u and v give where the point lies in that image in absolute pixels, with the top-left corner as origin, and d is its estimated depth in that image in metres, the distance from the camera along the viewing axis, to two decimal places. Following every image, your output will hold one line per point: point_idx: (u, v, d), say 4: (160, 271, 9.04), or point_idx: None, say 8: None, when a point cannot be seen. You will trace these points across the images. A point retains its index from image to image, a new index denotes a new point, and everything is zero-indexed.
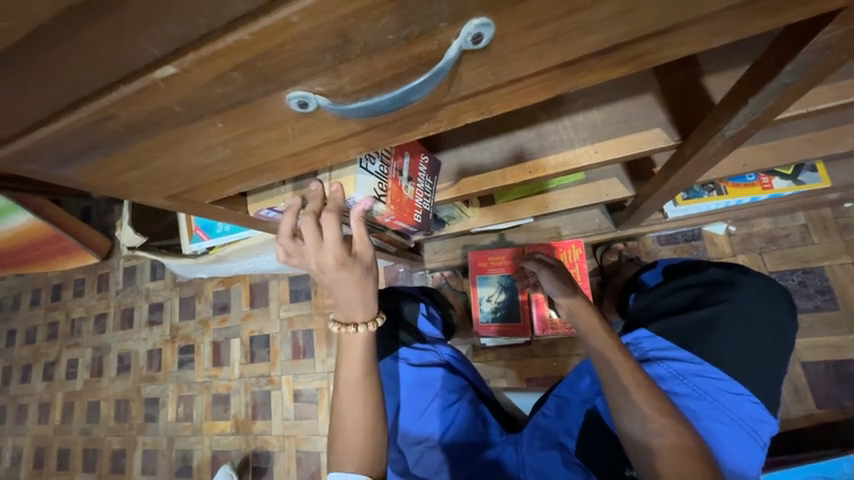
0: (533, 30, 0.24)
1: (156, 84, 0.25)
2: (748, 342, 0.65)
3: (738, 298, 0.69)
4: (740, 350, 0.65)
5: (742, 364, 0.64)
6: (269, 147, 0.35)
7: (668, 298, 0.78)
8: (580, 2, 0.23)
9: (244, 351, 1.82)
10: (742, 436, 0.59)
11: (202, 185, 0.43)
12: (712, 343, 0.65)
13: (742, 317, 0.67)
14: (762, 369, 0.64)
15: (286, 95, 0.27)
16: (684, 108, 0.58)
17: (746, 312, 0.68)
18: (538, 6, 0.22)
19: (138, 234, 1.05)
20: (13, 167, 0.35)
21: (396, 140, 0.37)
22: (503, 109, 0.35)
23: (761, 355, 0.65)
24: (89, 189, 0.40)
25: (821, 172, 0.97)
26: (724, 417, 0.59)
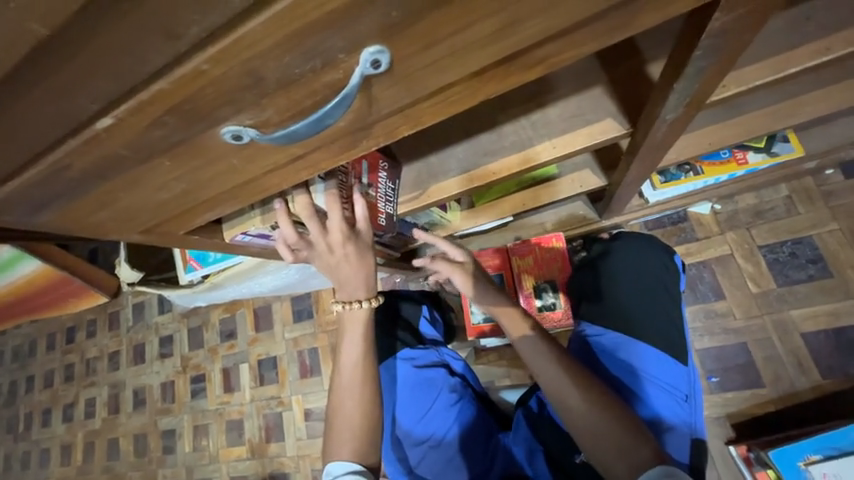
0: (429, 49, 0.27)
1: (99, 134, 0.28)
2: (655, 313, 0.80)
3: (648, 280, 0.84)
4: (647, 322, 0.80)
5: (650, 333, 0.78)
6: (221, 178, 0.37)
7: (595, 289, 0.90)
8: (462, 22, 0.25)
9: (253, 375, 1.85)
10: (665, 395, 0.73)
11: (171, 217, 0.46)
12: (626, 321, 0.80)
13: (644, 293, 0.83)
14: (667, 329, 0.79)
15: (221, 130, 0.29)
16: (630, 96, 0.60)
17: (641, 288, 0.83)
18: (425, 29, 0.25)
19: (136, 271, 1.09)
20: None
21: (342, 159, 0.40)
22: (434, 118, 0.37)
23: (666, 322, 0.80)
24: (66, 233, 0.43)
25: (793, 141, 0.98)
26: (648, 383, 0.74)
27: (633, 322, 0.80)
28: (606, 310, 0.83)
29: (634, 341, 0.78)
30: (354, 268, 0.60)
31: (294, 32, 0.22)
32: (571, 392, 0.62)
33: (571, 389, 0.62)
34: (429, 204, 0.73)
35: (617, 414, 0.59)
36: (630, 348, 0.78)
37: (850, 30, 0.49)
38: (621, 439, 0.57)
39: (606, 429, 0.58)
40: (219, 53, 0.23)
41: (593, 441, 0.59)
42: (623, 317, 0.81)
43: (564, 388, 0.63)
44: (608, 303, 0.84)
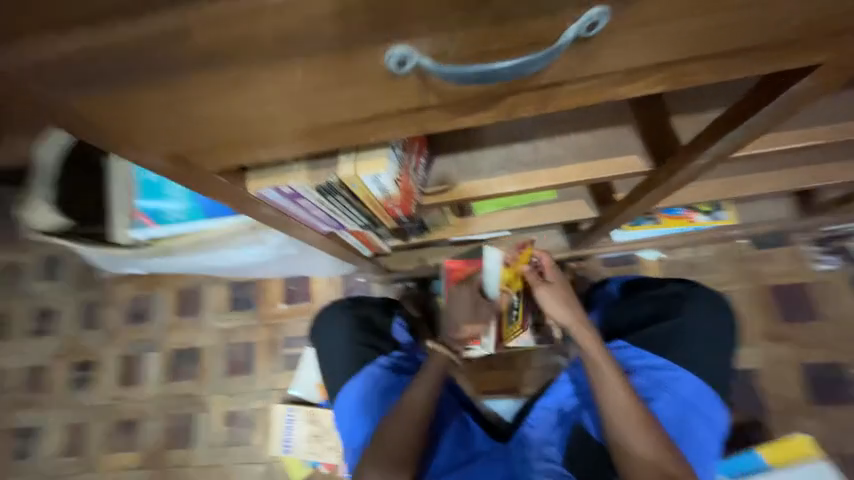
0: (631, 29, 0.27)
1: (261, 9, 0.22)
2: (708, 343, 0.68)
3: (700, 306, 0.71)
4: (698, 353, 0.68)
5: (705, 368, 0.67)
6: (327, 109, 0.32)
7: (635, 308, 0.77)
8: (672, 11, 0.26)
9: (164, 367, 1.57)
10: (710, 437, 0.63)
11: (224, 144, 0.38)
12: (680, 351, 0.68)
13: (701, 319, 0.70)
14: (721, 365, 0.68)
15: (388, 51, 0.25)
16: (657, 139, 0.67)
17: (705, 320, 0.70)
18: (644, 6, 0.25)
19: (61, 216, 0.87)
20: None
21: (450, 124, 0.37)
22: (558, 108, 0.37)
23: (721, 361, 0.68)
24: (86, 128, 0.33)
25: (729, 212, 1.21)
26: (695, 420, 0.63)
27: (685, 352, 0.68)
28: (652, 335, 0.71)
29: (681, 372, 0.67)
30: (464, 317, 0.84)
31: None
32: (631, 427, 0.61)
33: (638, 419, 0.61)
34: (456, 199, 0.73)
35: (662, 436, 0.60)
36: (676, 378, 0.66)
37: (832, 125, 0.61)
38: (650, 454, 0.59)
39: (653, 456, 0.58)
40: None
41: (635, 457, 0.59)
42: (674, 344, 0.69)
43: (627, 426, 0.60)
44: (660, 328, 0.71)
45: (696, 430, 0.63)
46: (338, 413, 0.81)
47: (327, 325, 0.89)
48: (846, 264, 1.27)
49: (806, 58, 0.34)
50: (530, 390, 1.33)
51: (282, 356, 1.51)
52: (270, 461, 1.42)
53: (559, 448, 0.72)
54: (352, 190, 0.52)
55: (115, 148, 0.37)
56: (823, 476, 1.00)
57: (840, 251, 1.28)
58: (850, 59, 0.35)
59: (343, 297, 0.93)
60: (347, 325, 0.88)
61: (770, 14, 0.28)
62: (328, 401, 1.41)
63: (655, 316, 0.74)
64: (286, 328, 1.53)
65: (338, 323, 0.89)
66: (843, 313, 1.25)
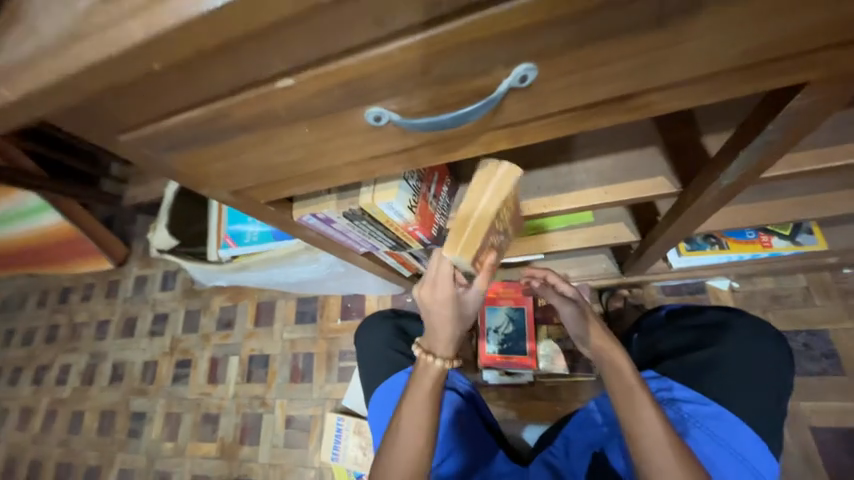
0: (565, 76, 0.32)
1: (273, 92, 0.32)
2: (748, 377, 0.67)
3: (739, 337, 0.70)
4: (738, 385, 0.66)
5: (744, 403, 0.64)
6: (335, 153, 0.42)
7: (669, 340, 0.78)
8: (598, 59, 0.30)
9: (241, 370, 1.81)
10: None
11: (268, 182, 0.50)
12: (716, 383, 0.67)
13: (741, 351, 0.69)
14: (765, 402, 0.65)
15: (366, 110, 0.34)
16: (683, 160, 0.65)
17: (742, 353, 0.69)
18: (570, 59, 0.30)
19: (173, 237, 1.13)
20: (125, 150, 0.42)
21: (438, 160, 0.44)
22: (533, 140, 0.42)
23: (763, 399, 0.65)
24: (179, 175, 0.48)
25: (817, 235, 1.04)
26: (732, 458, 0.60)
27: (722, 384, 0.67)
28: (685, 364, 0.71)
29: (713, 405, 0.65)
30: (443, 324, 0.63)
31: (477, 39, 0.28)
32: (664, 456, 0.57)
33: (669, 447, 0.58)
34: None
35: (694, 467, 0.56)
36: (708, 410, 0.65)
37: None
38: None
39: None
40: (410, 43, 0.28)
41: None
42: (708, 375, 0.68)
43: (658, 455, 0.57)
44: (692, 359, 0.71)
45: (734, 468, 0.59)
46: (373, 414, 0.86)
47: (372, 331, 0.98)
48: None
49: (779, 80, 0.34)
50: None
51: (336, 367, 1.65)
52: (321, 467, 1.53)
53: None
54: (373, 215, 0.60)
55: (197, 188, 0.51)
56: None
57: None
58: (842, 75, 0.35)
59: (386, 309, 1.02)
60: (387, 334, 0.96)
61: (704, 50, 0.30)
62: None
63: (692, 345, 0.74)
64: (341, 342, 1.67)
65: (381, 329, 0.97)
66: None
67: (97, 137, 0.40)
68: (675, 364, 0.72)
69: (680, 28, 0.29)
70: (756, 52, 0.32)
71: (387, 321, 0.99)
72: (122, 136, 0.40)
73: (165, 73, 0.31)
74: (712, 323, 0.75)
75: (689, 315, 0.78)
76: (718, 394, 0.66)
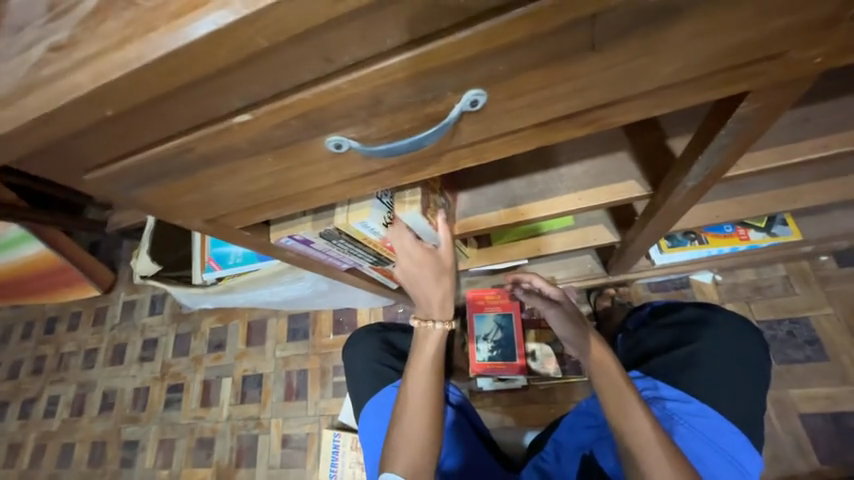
0: (515, 98, 0.33)
1: (232, 127, 0.33)
2: (726, 373, 0.68)
3: (715, 333, 0.71)
4: (719, 381, 0.67)
5: (724, 399, 0.66)
6: (303, 180, 0.42)
7: (651, 339, 0.79)
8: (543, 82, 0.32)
9: (235, 391, 1.79)
10: (737, 475, 0.60)
11: (241, 209, 0.51)
12: (696, 380, 0.68)
13: (718, 347, 0.70)
14: (742, 396, 0.66)
15: (326, 138, 0.35)
16: (652, 163, 0.67)
17: (721, 349, 0.70)
18: (516, 83, 0.32)
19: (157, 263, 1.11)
20: (91, 187, 0.42)
21: (406, 179, 0.45)
22: (495, 156, 0.43)
23: (743, 393, 0.66)
24: (149, 208, 0.48)
25: (792, 225, 1.07)
26: (717, 454, 0.61)
27: (702, 380, 0.68)
28: (665, 362, 0.72)
29: (696, 402, 0.66)
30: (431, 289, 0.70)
31: (423, 70, 0.29)
32: (651, 451, 0.58)
33: (656, 442, 0.59)
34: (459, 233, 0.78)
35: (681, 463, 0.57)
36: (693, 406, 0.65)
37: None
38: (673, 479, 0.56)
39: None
40: (359, 76, 0.29)
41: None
42: (689, 372, 0.69)
43: (648, 451, 0.58)
44: (673, 357, 0.72)
45: (718, 464, 0.60)
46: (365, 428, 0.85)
47: (361, 344, 0.97)
48: None
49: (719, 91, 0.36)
50: None
51: (331, 383, 1.63)
52: None
53: None
54: (350, 234, 0.61)
55: (169, 219, 0.51)
56: None
57: None
58: (779, 83, 0.37)
59: (374, 323, 1.02)
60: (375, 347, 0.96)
61: (643, 68, 0.32)
62: None
63: (672, 343, 0.75)
64: (334, 356, 1.66)
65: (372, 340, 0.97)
66: None
67: (64, 178, 0.40)
68: (658, 364, 0.73)
69: (617, 50, 0.30)
70: (693, 67, 0.33)
71: (375, 334, 0.99)
72: (87, 175, 0.40)
73: (122, 115, 0.32)
74: (690, 319, 0.76)
75: (666, 314, 0.80)
76: (700, 391, 0.67)
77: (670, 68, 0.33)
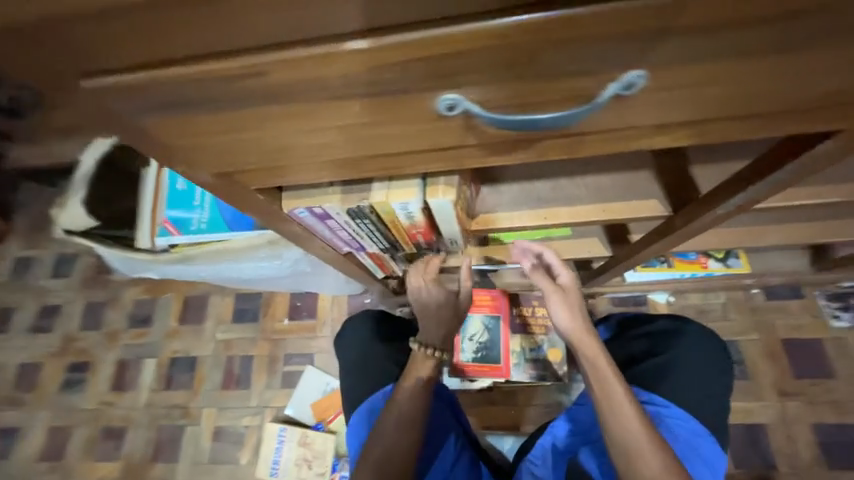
0: (654, 90, 0.31)
1: (339, 52, 0.26)
2: (698, 380, 0.71)
3: (688, 342, 0.74)
4: (693, 389, 0.70)
5: (697, 406, 0.68)
6: (375, 141, 0.36)
7: (624, 346, 0.80)
8: (693, 78, 0.30)
9: (159, 375, 1.56)
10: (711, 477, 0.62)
11: (270, 167, 0.41)
12: (673, 388, 0.70)
13: (691, 357, 0.73)
14: (712, 403, 0.69)
15: (440, 97, 0.30)
16: (675, 186, 0.69)
17: (694, 358, 0.72)
18: (669, 73, 0.29)
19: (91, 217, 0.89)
20: (87, 100, 0.31)
21: (484, 161, 0.39)
22: (589, 153, 0.39)
23: (711, 399, 0.70)
24: (153, 143, 0.37)
25: (743, 259, 1.20)
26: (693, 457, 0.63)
27: (679, 388, 0.70)
28: (644, 371, 0.73)
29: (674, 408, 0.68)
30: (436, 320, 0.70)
31: (600, 34, 0.25)
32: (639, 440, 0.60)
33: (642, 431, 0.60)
34: (478, 230, 0.75)
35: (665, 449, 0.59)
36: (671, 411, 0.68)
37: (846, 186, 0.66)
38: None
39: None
40: (529, 24, 0.24)
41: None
42: (666, 381, 0.71)
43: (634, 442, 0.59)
44: (651, 366, 0.73)
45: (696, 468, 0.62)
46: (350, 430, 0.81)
47: (354, 335, 0.95)
48: None
49: (816, 125, 0.37)
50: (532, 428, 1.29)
51: (280, 372, 1.49)
52: None
53: None
54: (381, 215, 0.54)
55: (173, 164, 0.40)
56: None
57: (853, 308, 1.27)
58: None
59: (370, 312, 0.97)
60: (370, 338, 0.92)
61: (781, 84, 0.31)
62: (322, 424, 1.38)
63: (647, 351, 0.76)
64: (287, 344, 1.52)
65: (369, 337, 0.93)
66: None
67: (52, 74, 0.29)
68: (636, 372, 0.74)
69: (775, 60, 0.29)
70: (813, 96, 0.34)
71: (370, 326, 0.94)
72: (92, 80, 0.30)
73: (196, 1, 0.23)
74: (661, 330, 0.78)
75: (639, 324, 0.81)
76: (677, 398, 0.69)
77: (798, 92, 0.33)
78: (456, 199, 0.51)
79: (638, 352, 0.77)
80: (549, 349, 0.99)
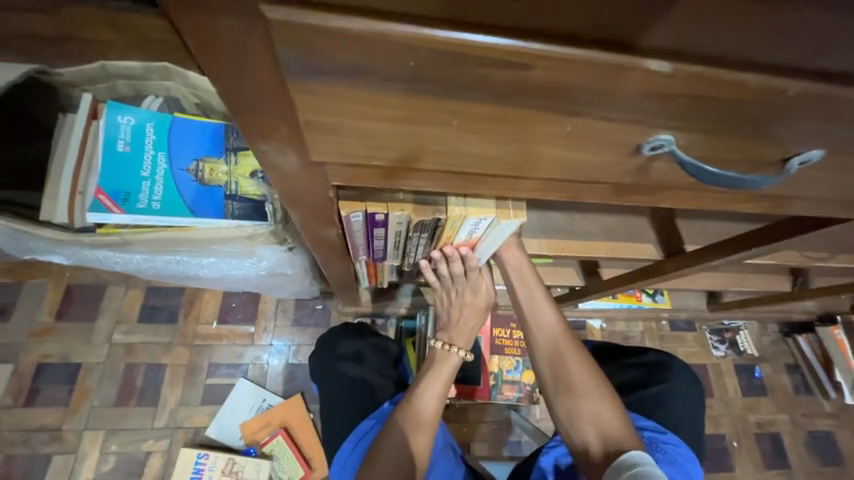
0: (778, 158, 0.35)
1: (585, 58, 0.25)
2: (687, 411, 0.78)
3: (679, 373, 0.81)
4: (680, 419, 0.76)
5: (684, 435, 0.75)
6: (523, 153, 0.34)
7: (620, 374, 0.85)
8: (810, 155, 0.35)
9: (17, 386, 1.18)
10: None
11: (379, 162, 0.35)
12: (666, 416, 0.76)
13: (681, 388, 0.80)
14: (693, 433, 0.77)
15: (656, 135, 0.32)
16: (667, 234, 0.78)
17: (684, 391, 0.79)
18: (798, 145, 0.34)
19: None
20: (220, 32, 0.23)
21: (601, 197, 0.41)
22: (686, 204, 0.43)
23: (694, 431, 0.77)
24: (260, 103, 0.29)
25: (666, 296, 1.47)
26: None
27: (671, 416, 0.76)
28: (641, 398, 0.79)
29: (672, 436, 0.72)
30: (465, 315, 0.73)
31: (788, 97, 0.28)
32: (584, 402, 0.64)
33: (586, 394, 0.65)
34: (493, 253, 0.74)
35: (610, 406, 0.64)
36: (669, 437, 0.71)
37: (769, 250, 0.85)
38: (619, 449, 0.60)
39: (617, 439, 0.61)
40: (753, 77, 0.27)
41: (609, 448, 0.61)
42: (662, 409, 0.76)
43: (577, 404, 0.64)
44: (648, 394, 0.79)
45: None
46: (336, 461, 0.69)
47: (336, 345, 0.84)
48: (730, 353, 1.59)
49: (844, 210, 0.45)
50: (481, 445, 1.31)
51: (201, 386, 1.25)
52: None
53: None
54: (443, 228, 0.49)
55: (263, 134, 0.32)
56: None
57: (727, 342, 1.60)
58: None
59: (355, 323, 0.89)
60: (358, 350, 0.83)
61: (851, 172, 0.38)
62: (254, 448, 1.18)
63: (642, 380, 0.82)
64: (213, 352, 1.28)
65: (352, 350, 0.83)
66: (727, 394, 1.54)
67: None
68: (634, 399, 0.79)
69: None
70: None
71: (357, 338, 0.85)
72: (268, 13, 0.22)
73: None
74: (654, 362, 0.85)
75: (632, 354, 0.88)
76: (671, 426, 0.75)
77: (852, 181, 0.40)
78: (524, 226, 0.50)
79: (633, 380, 0.83)
80: (524, 371, 1.02)
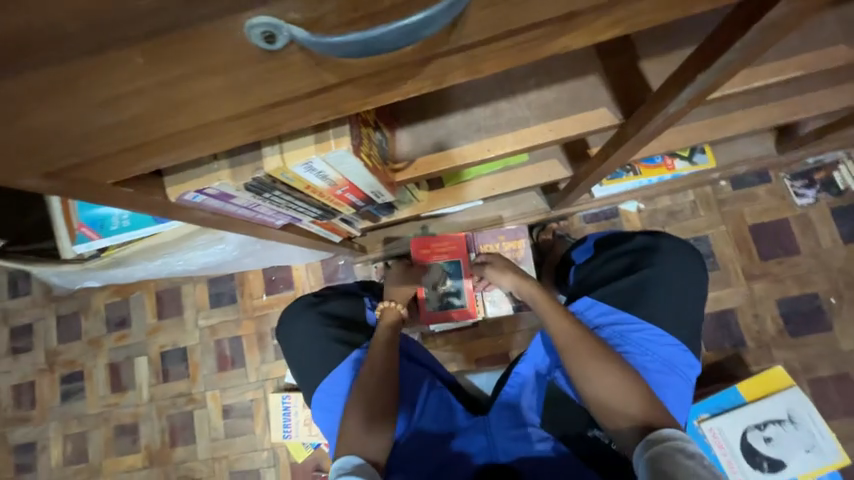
0: None
1: None
2: (674, 292, 0.78)
3: (664, 255, 0.81)
4: (665, 300, 0.77)
5: (670, 316, 0.77)
6: (221, 92, 0.30)
7: (606, 267, 0.86)
8: None
9: (154, 370, 1.58)
10: (673, 374, 0.72)
11: (125, 149, 0.35)
12: (648, 303, 0.77)
13: (663, 264, 0.80)
14: (683, 312, 0.78)
15: (252, 21, 0.25)
16: (626, 89, 0.61)
17: (670, 274, 0.79)
18: None
19: None
20: None
21: (370, 101, 0.34)
22: (495, 68, 0.33)
23: (684, 310, 0.78)
24: None
25: (708, 154, 1.20)
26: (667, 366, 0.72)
27: (653, 300, 0.77)
28: (620, 290, 0.80)
29: (646, 324, 0.76)
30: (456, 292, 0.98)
31: None
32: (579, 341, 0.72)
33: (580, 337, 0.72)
34: (416, 174, 0.69)
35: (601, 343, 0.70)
36: (647, 331, 0.75)
37: (795, 58, 0.61)
38: (601, 413, 0.66)
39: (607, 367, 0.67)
40: None
41: (597, 414, 0.67)
42: (641, 296, 0.78)
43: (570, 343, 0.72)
44: (628, 284, 0.80)
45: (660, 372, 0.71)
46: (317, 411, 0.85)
47: (300, 318, 0.92)
48: (823, 196, 1.27)
49: None
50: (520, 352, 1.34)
51: (270, 346, 1.51)
52: (273, 447, 1.46)
53: (536, 409, 0.78)
54: (286, 182, 0.47)
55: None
56: (796, 401, 1.06)
57: (817, 184, 1.27)
58: None
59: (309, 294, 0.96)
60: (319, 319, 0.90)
61: None
62: None
63: (625, 270, 0.83)
64: (271, 319, 1.51)
65: (314, 320, 0.91)
66: (820, 247, 1.26)
67: None
68: (616, 291, 0.80)
69: None
70: None
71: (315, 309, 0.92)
72: None
73: None
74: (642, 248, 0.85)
75: (623, 243, 0.87)
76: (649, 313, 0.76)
77: None
78: (358, 147, 0.44)
79: (618, 271, 0.84)
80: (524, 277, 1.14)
